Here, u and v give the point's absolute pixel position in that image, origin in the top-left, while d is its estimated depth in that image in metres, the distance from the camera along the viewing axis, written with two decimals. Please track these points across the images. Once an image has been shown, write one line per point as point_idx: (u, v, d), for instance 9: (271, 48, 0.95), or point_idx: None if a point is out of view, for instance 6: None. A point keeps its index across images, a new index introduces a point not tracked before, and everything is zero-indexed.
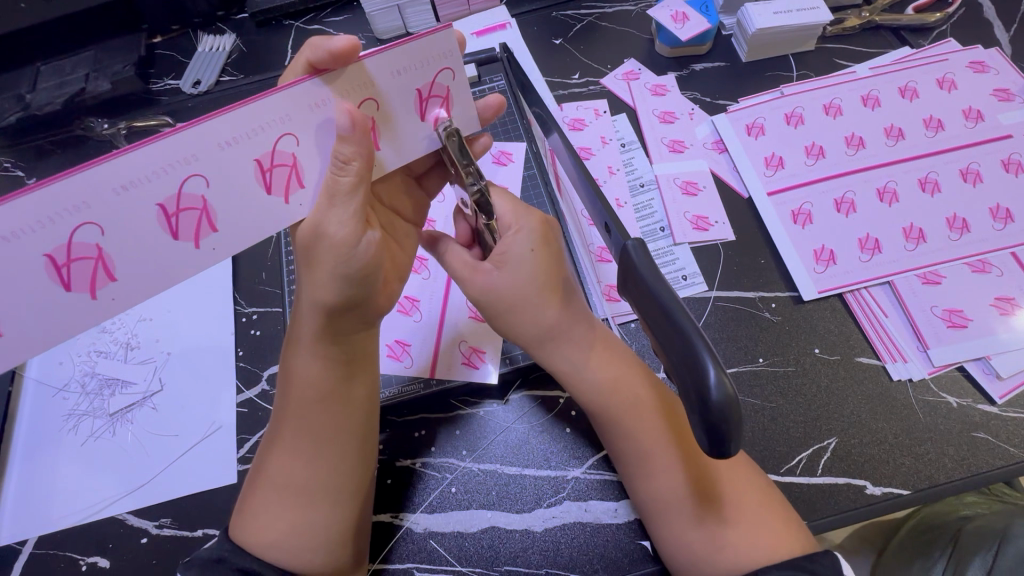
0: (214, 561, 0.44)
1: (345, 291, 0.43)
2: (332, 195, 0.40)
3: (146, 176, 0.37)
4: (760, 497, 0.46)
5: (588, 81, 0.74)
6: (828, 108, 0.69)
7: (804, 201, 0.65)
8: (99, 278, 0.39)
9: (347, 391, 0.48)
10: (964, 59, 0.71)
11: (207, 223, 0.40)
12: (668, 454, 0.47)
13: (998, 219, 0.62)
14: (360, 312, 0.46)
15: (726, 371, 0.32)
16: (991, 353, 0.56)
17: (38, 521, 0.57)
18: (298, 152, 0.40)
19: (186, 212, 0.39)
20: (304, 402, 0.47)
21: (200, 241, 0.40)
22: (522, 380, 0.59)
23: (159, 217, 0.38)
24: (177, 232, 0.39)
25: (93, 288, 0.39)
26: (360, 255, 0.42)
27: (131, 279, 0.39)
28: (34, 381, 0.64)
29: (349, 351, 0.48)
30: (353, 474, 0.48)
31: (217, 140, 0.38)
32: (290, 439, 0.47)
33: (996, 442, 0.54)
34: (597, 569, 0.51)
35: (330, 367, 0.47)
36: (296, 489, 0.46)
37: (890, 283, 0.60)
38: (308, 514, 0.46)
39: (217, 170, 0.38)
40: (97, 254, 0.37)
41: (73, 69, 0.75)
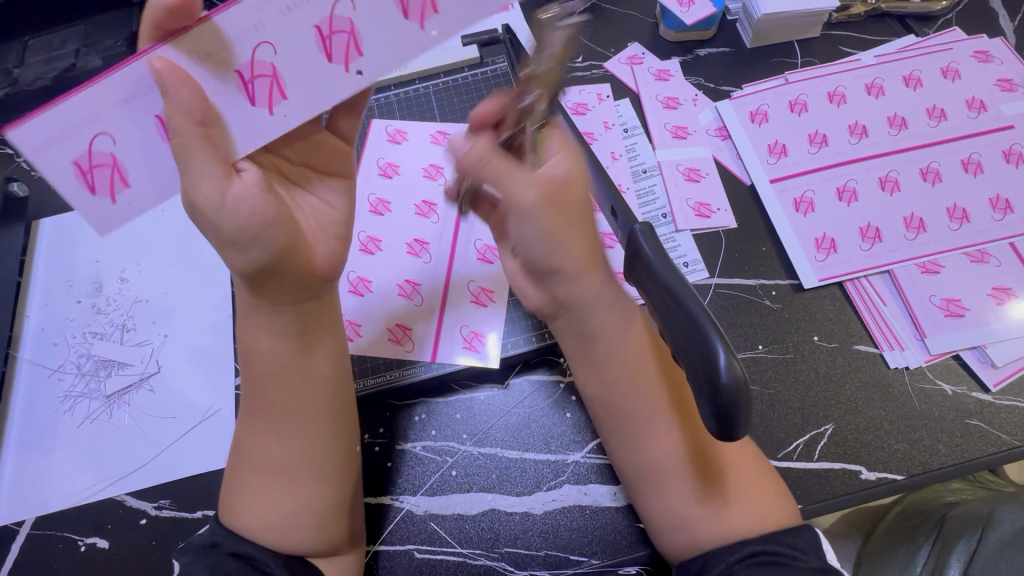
0: (210, 545, 0.44)
1: (246, 255, 0.40)
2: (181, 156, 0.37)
3: (65, 132, 0.37)
4: (741, 464, 0.46)
5: (591, 65, 0.73)
6: (831, 96, 0.69)
7: (806, 189, 0.65)
8: (117, 185, 0.39)
9: (306, 363, 0.47)
10: (969, 48, 0.71)
11: (119, 178, 0.39)
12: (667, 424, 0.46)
13: (997, 210, 0.63)
14: (282, 281, 0.43)
15: (736, 356, 0.32)
16: (987, 342, 0.57)
17: (36, 502, 0.57)
18: (276, 62, 0.38)
19: (258, 78, 0.38)
20: (285, 377, 0.46)
21: (349, 65, 0.39)
22: (523, 365, 0.59)
23: (73, 173, 0.38)
24: (331, 54, 0.39)
25: (113, 194, 0.40)
26: (237, 213, 0.38)
27: (303, 96, 0.39)
28: (28, 362, 0.63)
29: (297, 318, 0.46)
30: (332, 445, 0.48)
31: (82, 114, 0.37)
32: (262, 419, 0.47)
33: (989, 430, 0.55)
34: (597, 551, 0.52)
35: (283, 340, 0.46)
36: (277, 468, 0.46)
37: (889, 272, 0.61)
38: (294, 491, 0.46)
39: (125, 128, 0.38)
40: (112, 162, 0.38)
41: (63, 44, 0.74)
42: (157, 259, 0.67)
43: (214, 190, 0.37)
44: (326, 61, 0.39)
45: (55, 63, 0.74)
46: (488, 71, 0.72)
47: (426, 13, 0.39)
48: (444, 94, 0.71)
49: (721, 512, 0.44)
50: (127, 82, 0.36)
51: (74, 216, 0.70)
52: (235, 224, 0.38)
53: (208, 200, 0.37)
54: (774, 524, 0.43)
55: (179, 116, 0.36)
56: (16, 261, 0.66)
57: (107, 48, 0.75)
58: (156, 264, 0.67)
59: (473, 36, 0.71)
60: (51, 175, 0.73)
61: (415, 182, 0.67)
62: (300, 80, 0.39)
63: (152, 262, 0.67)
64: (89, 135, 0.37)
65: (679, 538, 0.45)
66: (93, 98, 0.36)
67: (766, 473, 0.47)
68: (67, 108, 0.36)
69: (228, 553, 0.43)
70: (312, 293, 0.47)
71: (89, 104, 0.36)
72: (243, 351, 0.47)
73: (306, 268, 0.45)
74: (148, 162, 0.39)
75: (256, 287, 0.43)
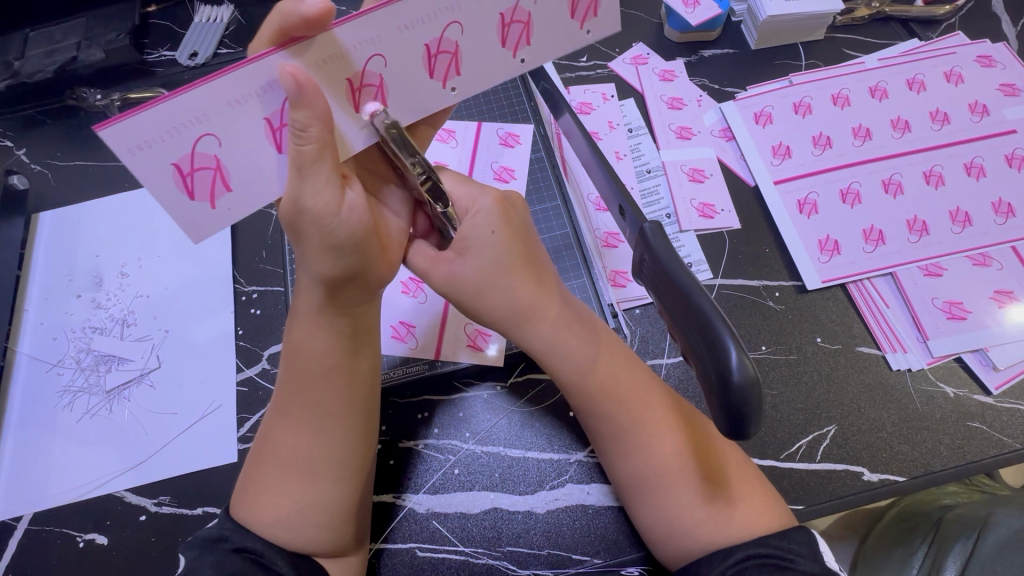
0: (216, 540, 0.44)
1: (337, 262, 0.42)
2: (302, 163, 0.37)
3: (170, 132, 0.35)
4: (735, 468, 0.47)
5: (596, 65, 0.73)
6: (836, 99, 0.69)
7: (810, 190, 0.65)
8: (217, 188, 0.39)
9: (352, 367, 0.47)
10: (973, 52, 0.71)
11: (221, 181, 0.39)
12: (663, 428, 0.47)
13: (1000, 213, 0.63)
14: (356, 286, 0.44)
15: (748, 354, 0.32)
16: (988, 345, 0.57)
17: (34, 497, 0.56)
18: (386, 74, 0.38)
19: (366, 87, 0.38)
20: (307, 375, 0.46)
21: (446, 82, 0.40)
22: (526, 363, 0.59)
23: (173, 176, 0.37)
24: (432, 71, 0.40)
25: (212, 197, 0.39)
26: (350, 221, 0.40)
27: (403, 104, 0.40)
28: (27, 356, 0.63)
29: (352, 322, 0.46)
30: (360, 450, 0.48)
31: (194, 115, 0.35)
32: (296, 414, 0.46)
33: (989, 432, 0.55)
34: (600, 550, 0.52)
35: (334, 342, 0.46)
36: (300, 463, 0.46)
37: (892, 275, 0.61)
38: (311, 489, 0.46)
39: (233, 131, 0.37)
40: (216, 165, 0.38)
41: (64, 37, 0.74)
42: (157, 254, 0.67)
43: (329, 202, 0.39)
44: (428, 76, 0.40)
45: (55, 55, 0.73)
46: None
47: (520, 44, 0.40)
48: None
49: (710, 520, 0.44)
50: (238, 85, 0.35)
51: (74, 209, 0.69)
52: (347, 230, 0.40)
53: (325, 210, 0.39)
54: (765, 530, 0.43)
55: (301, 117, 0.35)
56: (15, 253, 0.66)
57: (108, 41, 0.74)
58: (156, 259, 0.67)
59: None
60: (51, 168, 0.72)
61: None
62: (401, 91, 0.40)
63: (152, 257, 0.67)
64: (195, 136, 0.36)
65: (670, 546, 0.45)
66: (203, 101, 0.35)
67: (768, 487, 0.47)
68: (178, 108, 0.35)
69: (234, 549, 0.44)
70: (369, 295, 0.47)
71: (209, 104, 0.35)
72: (288, 345, 0.47)
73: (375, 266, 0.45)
74: (249, 163, 0.39)
75: (331, 291, 0.44)
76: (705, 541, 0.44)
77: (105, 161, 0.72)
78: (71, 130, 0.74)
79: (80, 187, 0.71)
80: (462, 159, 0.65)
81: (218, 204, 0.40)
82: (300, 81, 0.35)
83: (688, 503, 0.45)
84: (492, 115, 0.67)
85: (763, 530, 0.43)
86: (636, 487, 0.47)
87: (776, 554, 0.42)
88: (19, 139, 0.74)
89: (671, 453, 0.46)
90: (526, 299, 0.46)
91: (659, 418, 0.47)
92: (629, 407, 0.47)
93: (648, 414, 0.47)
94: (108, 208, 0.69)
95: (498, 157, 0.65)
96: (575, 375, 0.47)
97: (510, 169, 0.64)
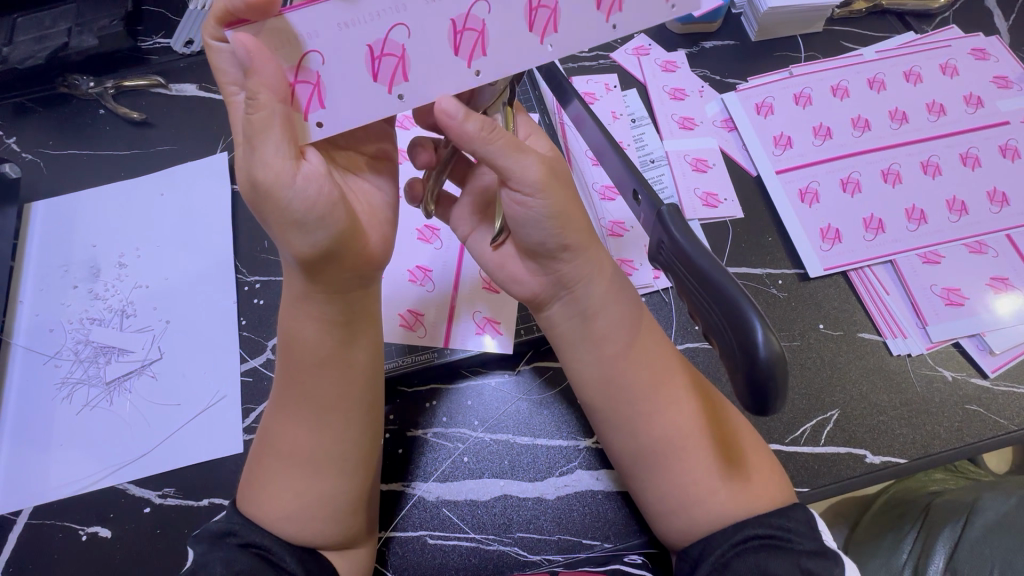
0: (223, 535, 0.43)
1: (310, 239, 0.39)
2: (250, 131, 0.36)
3: (335, 28, 0.36)
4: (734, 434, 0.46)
5: (598, 55, 0.74)
6: (835, 90, 0.70)
7: (811, 180, 0.66)
8: (324, 97, 0.38)
9: (349, 356, 0.46)
10: (966, 46, 0.73)
11: (401, 72, 0.38)
12: (679, 399, 0.46)
13: (994, 203, 0.64)
14: (337, 268, 0.42)
15: (773, 330, 0.32)
16: (985, 330, 0.58)
17: (33, 492, 0.55)
18: (409, 45, 0.37)
19: (468, 32, 0.38)
20: (302, 366, 0.45)
21: (544, 38, 0.39)
22: (533, 352, 0.59)
23: (363, 58, 0.37)
24: (458, 48, 0.38)
25: (391, 84, 0.38)
26: (306, 194, 0.38)
27: (498, 58, 0.39)
28: (22, 347, 0.61)
29: (344, 311, 0.44)
30: (364, 442, 0.47)
31: (337, 19, 0.36)
32: (294, 405, 0.45)
33: (986, 414, 0.56)
34: (609, 535, 0.52)
35: (327, 330, 0.44)
36: (303, 455, 0.45)
37: (892, 262, 0.62)
38: (315, 484, 0.45)
39: (423, 27, 0.37)
40: (367, 56, 0.37)
41: (55, 23, 0.72)
42: (157, 245, 0.66)
43: (279, 170, 0.37)
44: (526, 30, 0.38)
45: (46, 40, 0.71)
46: None
47: (547, 30, 0.39)
48: None
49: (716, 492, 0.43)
50: None
51: (70, 198, 0.68)
52: (303, 204, 0.38)
53: (278, 180, 0.37)
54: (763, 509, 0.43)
55: (265, 92, 0.35)
56: (9, 243, 0.65)
57: (101, 27, 0.72)
58: (155, 250, 0.66)
59: None
60: (43, 157, 0.71)
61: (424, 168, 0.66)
62: (423, 64, 0.38)
63: (152, 247, 0.66)
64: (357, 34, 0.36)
65: (679, 518, 0.44)
66: None
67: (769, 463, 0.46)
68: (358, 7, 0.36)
69: (240, 544, 0.42)
70: (360, 282, 0.44)
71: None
72: (285, 336, 0.46)
73: (364, 256, 0.43)
74: (415, 69, 0.38)
75: (311, 275, 0.42)
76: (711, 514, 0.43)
77: (99, 150, 0.71)
78: (64, 117, 0.72)
79: (74, 176, 0.70)
80: None
81: (329, 101, 0.38)
82: (250, 50, 0.34)
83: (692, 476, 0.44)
84: None
85: (763, 509, 0.43)
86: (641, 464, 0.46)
87: (776, 535, 0.41)
88: (10, 127, 0.72)
89: (674, 423, 0.45)
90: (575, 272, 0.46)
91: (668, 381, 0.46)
92: (643, 372, 0.46)
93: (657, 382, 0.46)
94: (104, 197, 0.68)
95: None
96: (613, 363, 0.47)
97: None
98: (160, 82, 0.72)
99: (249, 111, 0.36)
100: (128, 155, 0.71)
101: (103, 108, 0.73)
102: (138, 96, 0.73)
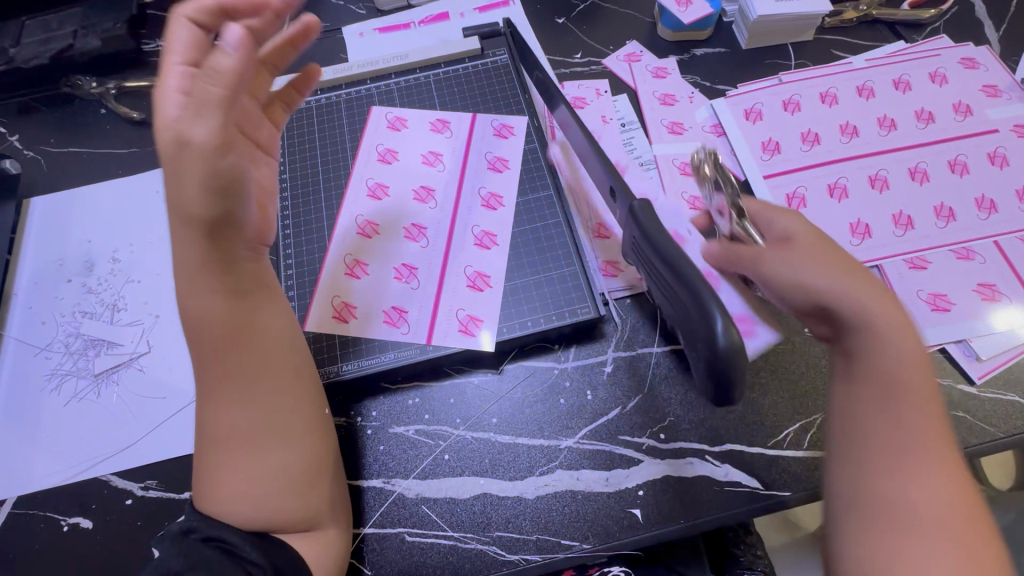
0: (183, 533, 0.43)
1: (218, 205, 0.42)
2: (203, 102, 0.39)
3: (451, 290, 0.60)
4: (965, 507, 0.42)
5: (590, 61, 0.76)
6: (823, 97, 0.71)
7: (798, 185, 0.66)
8: (485, 284, 0.60)
9: (254, 323, 0.48)
10: (956, 55, 0.73)
11: (489, 243, 0.62)
12: (923, 459, 0.43)
13: (982, 209, 0.64)
14: (236, 236, 0.45)
15: (733, 321, 0.33)
16: (971, 336, 0.58)
17: (18, 482, 0.56)
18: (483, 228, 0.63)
19: (483, 232, 0.63)
20: (210, 342, 0.46)
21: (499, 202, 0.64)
22: (517, 351, 0.59)
23: (476, 281, 0.61)
24: (482, 240, 0.63)
25: (491, 248, 0.62)
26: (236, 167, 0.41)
27: (495, 219, 0.64)
28: (15, 339, 0.62)
29: (236, 280, 0.47)
30: (300, 405, 0.49)
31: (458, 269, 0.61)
32: (219, 385, 0.46)
33: (974, 421, 0.55)
34: (588, 536, 0.51)
35: (223, 299, 0.46)
36: (244, 433, 0.46)
37: (878, 267, 0.62)
38: (266, 458, 0.46)
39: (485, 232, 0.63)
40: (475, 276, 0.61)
41: (61, 25, 0.74)
42: (151, 241, 0.67)
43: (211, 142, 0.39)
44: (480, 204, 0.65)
45: (51, 42, 0.73)
46: (486, 63, 0.74)
47: (496, 203, 0.65)
48: (445, 82, 0.73)
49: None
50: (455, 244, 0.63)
51: (68, 194, 0.70)
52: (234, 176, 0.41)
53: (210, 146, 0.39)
54: None
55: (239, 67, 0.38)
56: (6, 237, 0.66)
57: (105, 29, 0.74)
58: (148, 245, 0.67)
59: (476, 30, 0.75)
60: (44, 154, 0.72)
61: (414, 171, 0.67)
62: (496, 226, 0.63)
63: (146, 243, 0.67)
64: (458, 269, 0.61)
65: None
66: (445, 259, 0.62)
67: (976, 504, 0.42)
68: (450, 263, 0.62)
69: (203, 539, 0.43)
70: (254, 256, 0.49)
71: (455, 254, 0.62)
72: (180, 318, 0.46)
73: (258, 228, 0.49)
74: (490, 262, 0.62)
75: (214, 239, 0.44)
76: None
77: (98, 147, 0.72)
78: (65, 116, 0.74)
79: (73, 173, 0.71)
80: (456, 157, 0.67)
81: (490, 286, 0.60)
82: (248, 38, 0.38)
83: (915, 532, 0.41)
84: (486, 109, 0.70)
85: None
86: (864, 500, 0.43)
87: None
88: (13, 124, 0.74)
89: (941, 489, 0.42)
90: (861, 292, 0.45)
91: (905, 413, 0.44)
92: (922, 433, 0.43)
93: (916, 418, 0.44)
94: (102, 193, 0.69)
95: (493, 148, 0.67)
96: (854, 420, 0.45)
97: (503, 160, 0.66)
98: None
99: (212, 81, 0.38)
100: (127, 153, 0.72)
101: (104, 108, 0.75)
102: (138, 96, 0.75)
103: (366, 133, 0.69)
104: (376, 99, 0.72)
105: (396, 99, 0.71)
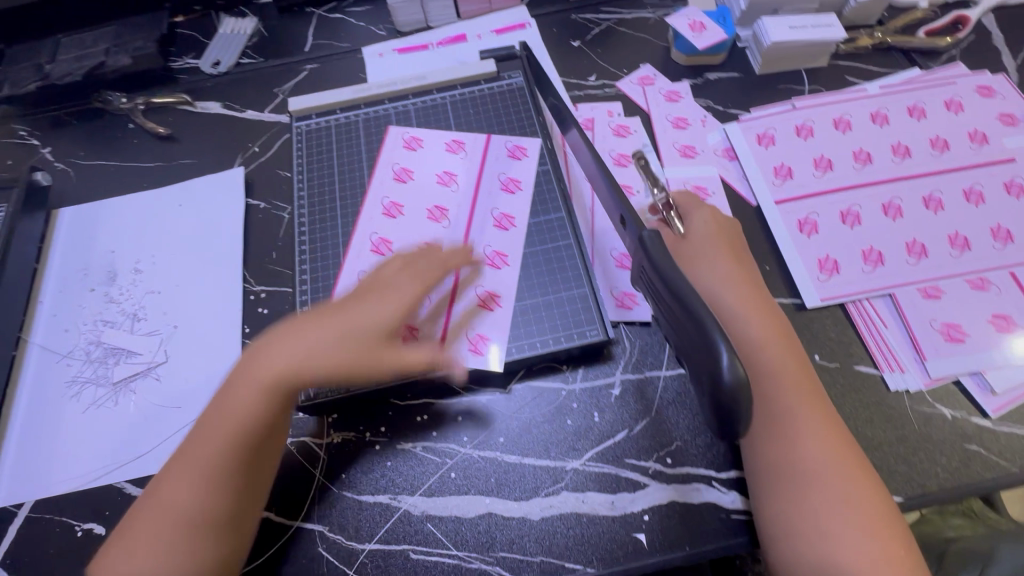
0: None
1: None
2: None
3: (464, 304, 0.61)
4: (844, 462, 0.48)
5: (604, 84, 0.77)
6: (837, 123, 0.71)
7: (810, 211, 0.66)
8: (494, 303, 0.61)
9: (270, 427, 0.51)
10: (972, 83, 0.73)
11: (500, 262, 0.63)
12: (807, 423, 0.49)
13: (998, 239, 0.63)
14: None
15: (737, 354, 0.33)
16: (986, 368, 0.57)
17: (36, 487, 0.57)
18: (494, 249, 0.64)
19: (494, 252, 0.64)
20: (218, 427, 0.50)
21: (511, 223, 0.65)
22: (526, 370, 0.60)
23: (489, 296, 0.61)
24: (493, 261, 0.63)
25: (500, 268, 0.63)
26: None
27: (506, 240, 0.64)
28: (38, 346, 0.64)
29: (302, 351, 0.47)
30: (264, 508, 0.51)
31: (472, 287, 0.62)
32: (197, 465, 0.50)
33: (988, 455, 0.55)
34: (592, 559, 0.51)
35: (265, 401, 0.50)
36: (177, 511, 0.48)
37: (890, 295, 0.61)
38: (177, 542, 0.48)
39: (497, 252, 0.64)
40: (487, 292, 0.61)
41: (94, 43, 0.77)
42: (172, 253, 0.69)
43: None
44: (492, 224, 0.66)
45: (84, 59, 0.76)
46: (501, 85, 0.76)
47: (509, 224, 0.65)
48: (462, 102, 0.74)
49: (849, 530, 0.46)
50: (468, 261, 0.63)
51: (95, 206, 0.72)
52: None
53: None
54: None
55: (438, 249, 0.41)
56: (35, 246, 0.69)
57: (136, 48, 0.77)
58: (169, 257, 0.69)
59: (492, 53, 0.77)
60: (73, 166, 0.75)
61: (428, 190, 0.68)
62: (507, 248, 0.64)
63: (167, 255, 0.69)
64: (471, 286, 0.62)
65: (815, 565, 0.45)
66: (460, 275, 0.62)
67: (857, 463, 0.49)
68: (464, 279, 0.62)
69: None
70: None
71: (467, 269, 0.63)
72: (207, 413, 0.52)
73: None
74: (501, 281, 0.62)
75: None
76: (852, 567, 0.45)
77: (125, 161, 0.75)
78: (95, 130, 0.77)
79: (100, 185, 0.74)
80: (470, 177, 0.69)
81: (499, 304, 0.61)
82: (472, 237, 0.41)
83: (804, 491, 0.47)
84: (501, 131, 0.71)
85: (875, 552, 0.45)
86: (776, 469, 0.49)
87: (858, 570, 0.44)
88: (46, 137, 0.77)
89: (822, 447, 0.48)
90: (732, 275, 0.55)
91: (787, 393, 0.50)
92: (797, 404, 0.50)
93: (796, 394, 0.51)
94: (126, 206, 0.72)
95: (505, 170, 0.68)
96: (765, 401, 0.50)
97: (516, 182, 0.67)
98: (187, 100, 0.77)
99: None
100: (152, 167, 0.74)
101: (132, 123, 0.77)
102: (165, 112, 0.78)
103: (382, 152, 0.71)
104: (393, 119, 0.74)
105: (412, 120, 0.73)
